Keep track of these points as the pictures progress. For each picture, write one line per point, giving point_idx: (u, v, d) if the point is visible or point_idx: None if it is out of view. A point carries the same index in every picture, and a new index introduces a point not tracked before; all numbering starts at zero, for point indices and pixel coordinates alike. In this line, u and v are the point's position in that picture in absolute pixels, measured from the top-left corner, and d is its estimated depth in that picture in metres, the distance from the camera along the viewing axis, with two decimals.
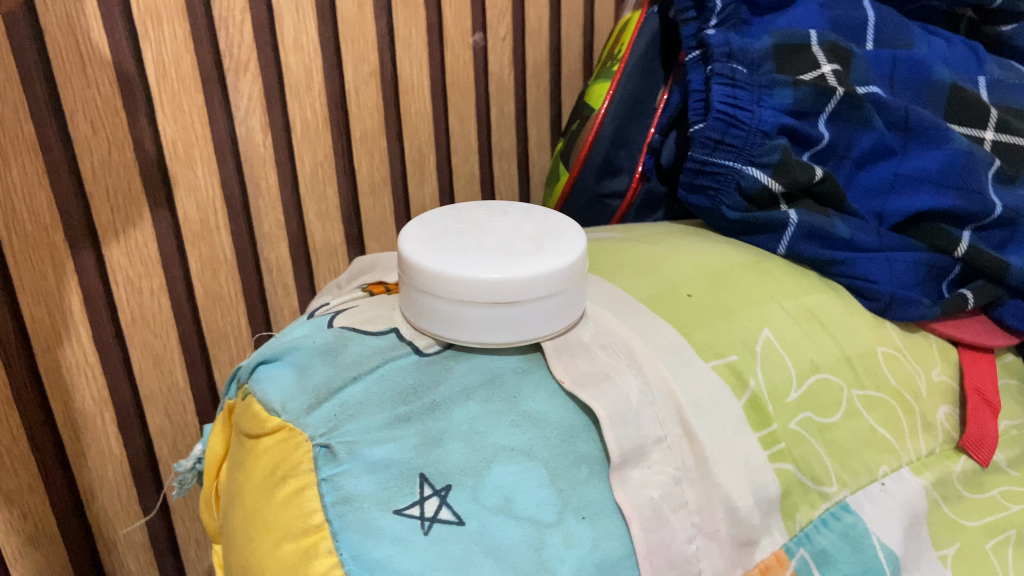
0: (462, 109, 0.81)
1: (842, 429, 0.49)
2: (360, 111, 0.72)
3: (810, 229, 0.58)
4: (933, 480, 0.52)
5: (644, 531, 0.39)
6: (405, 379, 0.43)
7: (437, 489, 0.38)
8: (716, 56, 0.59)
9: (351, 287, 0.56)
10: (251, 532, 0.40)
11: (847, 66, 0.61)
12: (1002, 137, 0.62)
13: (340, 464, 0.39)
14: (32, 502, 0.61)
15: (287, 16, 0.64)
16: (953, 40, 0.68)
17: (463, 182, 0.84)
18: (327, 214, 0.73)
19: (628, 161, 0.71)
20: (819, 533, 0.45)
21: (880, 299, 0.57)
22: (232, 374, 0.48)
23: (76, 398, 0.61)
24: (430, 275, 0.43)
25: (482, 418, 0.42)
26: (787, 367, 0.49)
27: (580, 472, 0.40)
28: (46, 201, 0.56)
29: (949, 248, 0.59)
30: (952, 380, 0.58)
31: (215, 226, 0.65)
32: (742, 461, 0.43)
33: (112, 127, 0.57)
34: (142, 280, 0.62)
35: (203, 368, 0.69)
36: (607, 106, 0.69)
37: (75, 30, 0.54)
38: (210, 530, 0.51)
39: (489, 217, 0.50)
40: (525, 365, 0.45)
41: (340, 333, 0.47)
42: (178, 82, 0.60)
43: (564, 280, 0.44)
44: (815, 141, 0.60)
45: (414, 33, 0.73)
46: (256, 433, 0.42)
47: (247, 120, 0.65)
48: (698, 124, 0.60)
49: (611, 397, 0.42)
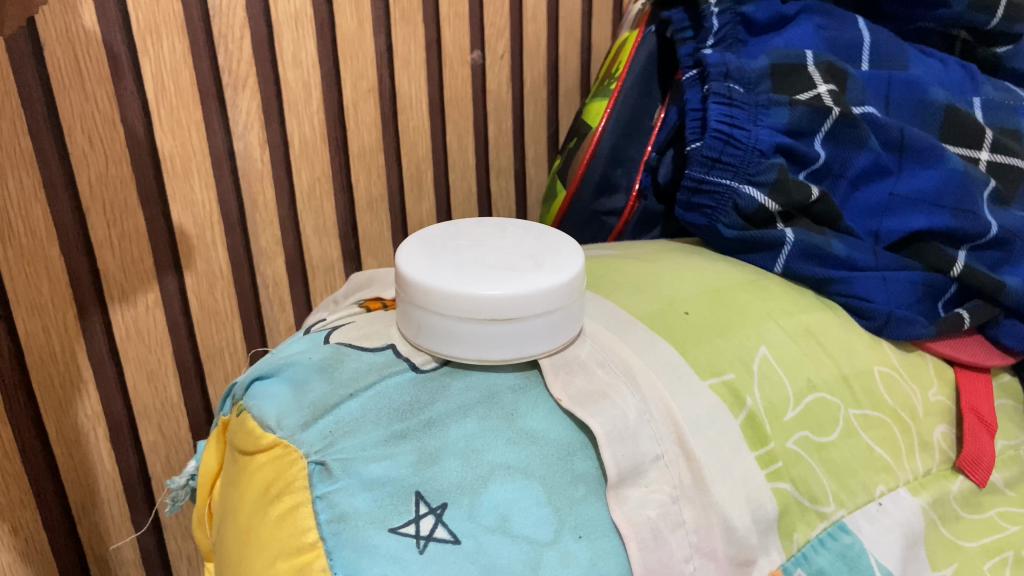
0: (460, 126, 0.81)
1: (839, 449, 0.49)
2: (359, 126, 0.72)
3: (807, 248, 0.58)
4: (931, 500, 0.52)
5: (641, 551, 0.39)
6: (402, 396, 0.43)
7: (433, 507, 0.38)
8: (713, 76, 0.60)
9: (348, 303, 0.56)
10: (244, 549, 0.40)
11: (843, 86, 0.62)
12: (997, 157, 0.63)
13: (335, 481, 0.39)
14: (23, 518, 0.60)
15: (286, 33, 0.64)
16: (948, 61, 0.68)
17: (460, 199, 0.85)
18: (324, 229, 0.73)
19: (626, 178, 0.71)
20: (817, 553, 0.45)
21: (876, 317, 0.57)
22: (227, 390, 0.48)
23: (70, 414, 0.61)
24: (428, 292, 0.43)
25: (479, 435, 0.41)
26: (784, 387, 0.49)
27: (577, 490, 0.40)
28: (42, 214, 0.56)
29: (946, 267, 0.60)
30: (949, 400, 0.58)
31: (211, 240, 0.65)
32: (740, 480, 0.43)
33: (109, 142, 0.57)
34: (137, 294, 0.62)
35: (197, 384, 0.69)
36: (605, 123, 0.69)
37: (74, 43, 0.54)
38: (203, 547, 0.50)
39: (489, 235, 0.50)
40: (522, 382, 0.45)
41: (337, 349, 0.46)
42: (177, 98, 0.60)
43: (562, 297, 0.44)
44: (811, 160, 0.60)
45: (412, 50, 0.74)
46: (251, 449, 0.42)
47: (245, 135, 0.65)
48: (695, 142, 0.60)
49: (609, 415, 0.42)
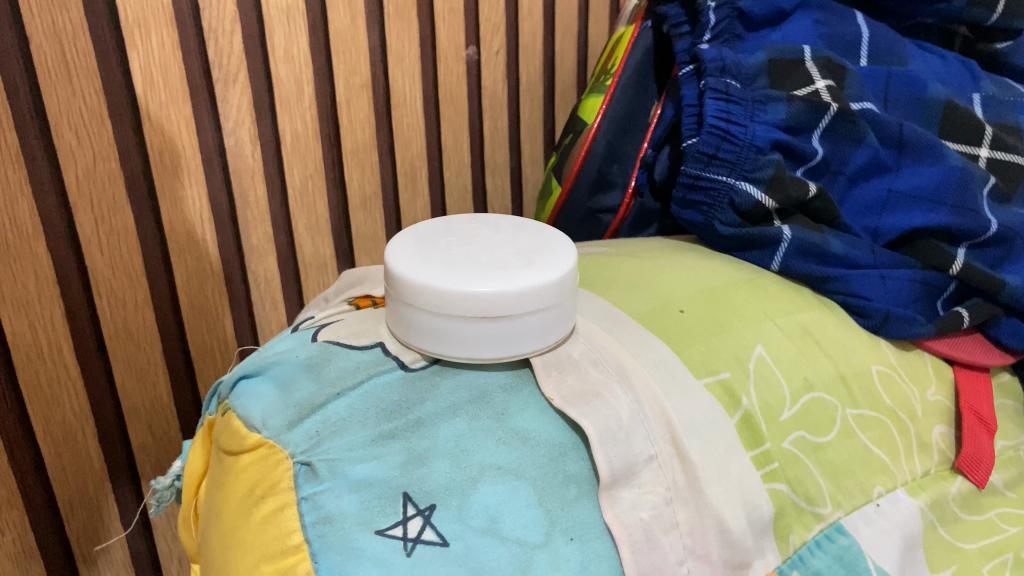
0: (455, 123, 0.80)
1: (836, 449, 0.48)
2: (352, 123, 0.71)
3: (805, 245, 0.58)
4: (929, 501, 0.51)
5: (634, 553, 0.38)
6: (390, 395, 0.42)
7: (421, 509, 0.37)
8: (710, 71, 0.59)
9: (338, 300, 0.55)
10: (228, 552, 0.39)
11: (841, 82, 0.61)
12: (997, 154, 0.62)
13: (321, 482, 0.38)
14: (10, 518, 0.59)
15: (277, 28, 0.63)
16: (947, 57, 0.67)
17: (455, 197, 0.84)
18: (317, 227, 0.72)
19: (621, 176, 0.70)
20: (814, 555, 0.44)
21: (874, 316, 0.56)
22: (213, 389, 0.47)
23: (57, 413, 0.60)
24: (417, 289, 0.42)
25: (469, 435, 0.40)
26: (781, 386, 0.48)
27: (569, 491, 0.39)
28: (28, 210, 0.55)
29: (944, 265, 0.59)
30: (948, 400, 0.57)
31: (201, 237, 0.65)
32: (735, 481, 0.42)
33: (97, 137, 0.57)
34: (126, 293, 0.61)
35: (188, 382, 0.68)
36: (599, 121, 0.69)
37: (61, 37, 0.53)
38: (190, 548, 0.50)
39: (481, 231, 0.49)
40: (513, 381, 0.44)
41: (326, 347, 0.46)
42: (166, 93, 0.59)
43: (555, 294, 0.43)
44: (808, 157, 0.59)
45: (407, 46, 0.73)
46: (236, 449, 0.41)
47: (236, 131, 0.64)
48: (691, 138, 0.60)
49: (601, 415, 0.41)
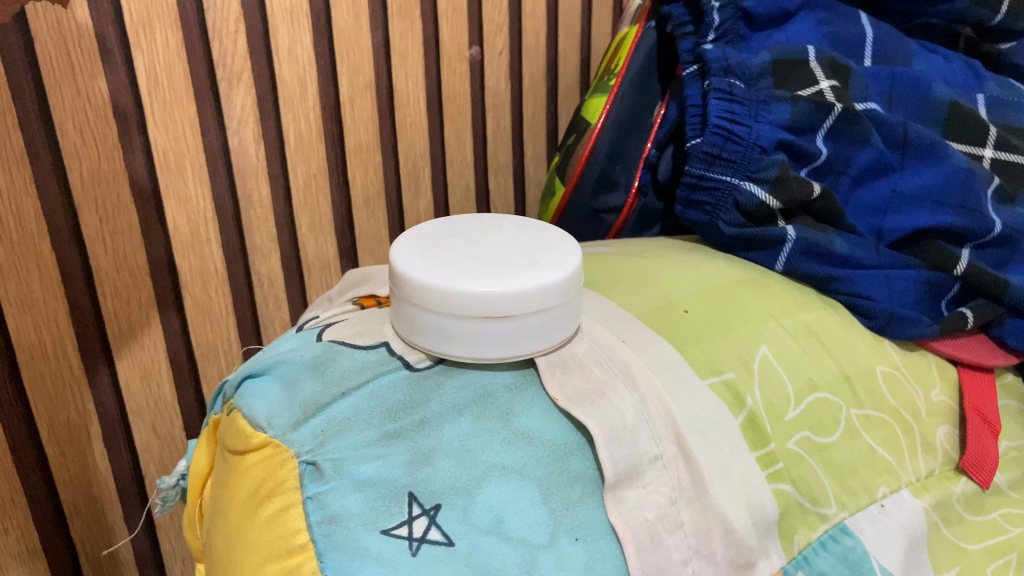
0: (458, 123, 0.80)
1: (840, 449, 0.48)
2: (355, 122, 0.71)
3: (809, 246, 0.57)
4: (933, 501, 0.51)
5: (639, 553, 0.38)
6: (395, 395, 0.42)
7: (427, 508, 0.37)
8: (714, 71, 0.59)
9: (342, 300, 0.55)
10: (234, 551, 0.39)
11: (845, 82, 0.61)
12: (1001, 154, 0.62)
13: (327, 482, 0.38)
14: (14, 517, 0.59)
15: (282, 28, 0.63)
16: (951, 58, 0.67)
17: (459, 197, 0.84)
18: (320, 227, 0.72)
19: (625, 176, 0.70)
20: (818, 556, 0.44)
21: (879, 316, 0.56)
22: (217, 389, 0.47)
23: (62, 412, 0.60)
24: (421, 289, 0.42)
25: (473, 435, 0.40)
26: (785, 386, 0.48)
27: (574, 491, 0.39)
28: (33, 210, 0.55)
29: (948, 266, 0.59)
30: (952, 401, 0.57)
31: (205, 237, 0.65)
32: (740, 481, 0.42)
33: (102, 137, 0.57)
34: (130, 292, 0.62)
35: (191, 382, 0.68)
36: (604, 120, 0.69)
37: (65, 36, 0.53)
38: (194, 548, 0.50)
39: (485, 230, 0.49)
40: (518, 381, 0.44)
41: (330, 347, 0.46)
42: (171, 93, 0.59)
43: (560, 293, 0.43)
44: (813, 157, 0.59)
45: (410, 45, 0.73)
46: (241, 449, 0.41)
47: (240, 130, 0.64)
48: (695, 138, 0.60)
49: (606, 414, 0.41)
